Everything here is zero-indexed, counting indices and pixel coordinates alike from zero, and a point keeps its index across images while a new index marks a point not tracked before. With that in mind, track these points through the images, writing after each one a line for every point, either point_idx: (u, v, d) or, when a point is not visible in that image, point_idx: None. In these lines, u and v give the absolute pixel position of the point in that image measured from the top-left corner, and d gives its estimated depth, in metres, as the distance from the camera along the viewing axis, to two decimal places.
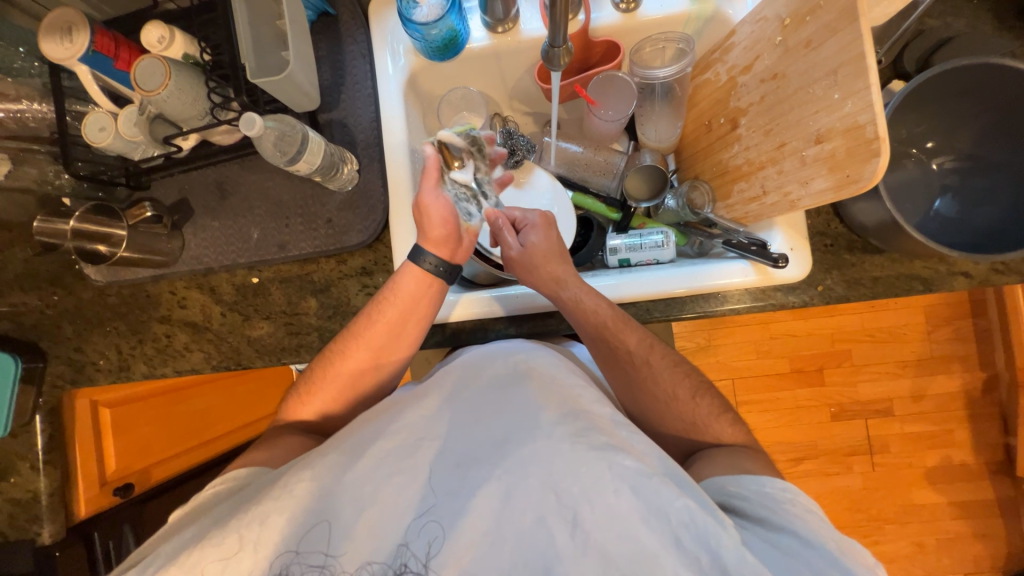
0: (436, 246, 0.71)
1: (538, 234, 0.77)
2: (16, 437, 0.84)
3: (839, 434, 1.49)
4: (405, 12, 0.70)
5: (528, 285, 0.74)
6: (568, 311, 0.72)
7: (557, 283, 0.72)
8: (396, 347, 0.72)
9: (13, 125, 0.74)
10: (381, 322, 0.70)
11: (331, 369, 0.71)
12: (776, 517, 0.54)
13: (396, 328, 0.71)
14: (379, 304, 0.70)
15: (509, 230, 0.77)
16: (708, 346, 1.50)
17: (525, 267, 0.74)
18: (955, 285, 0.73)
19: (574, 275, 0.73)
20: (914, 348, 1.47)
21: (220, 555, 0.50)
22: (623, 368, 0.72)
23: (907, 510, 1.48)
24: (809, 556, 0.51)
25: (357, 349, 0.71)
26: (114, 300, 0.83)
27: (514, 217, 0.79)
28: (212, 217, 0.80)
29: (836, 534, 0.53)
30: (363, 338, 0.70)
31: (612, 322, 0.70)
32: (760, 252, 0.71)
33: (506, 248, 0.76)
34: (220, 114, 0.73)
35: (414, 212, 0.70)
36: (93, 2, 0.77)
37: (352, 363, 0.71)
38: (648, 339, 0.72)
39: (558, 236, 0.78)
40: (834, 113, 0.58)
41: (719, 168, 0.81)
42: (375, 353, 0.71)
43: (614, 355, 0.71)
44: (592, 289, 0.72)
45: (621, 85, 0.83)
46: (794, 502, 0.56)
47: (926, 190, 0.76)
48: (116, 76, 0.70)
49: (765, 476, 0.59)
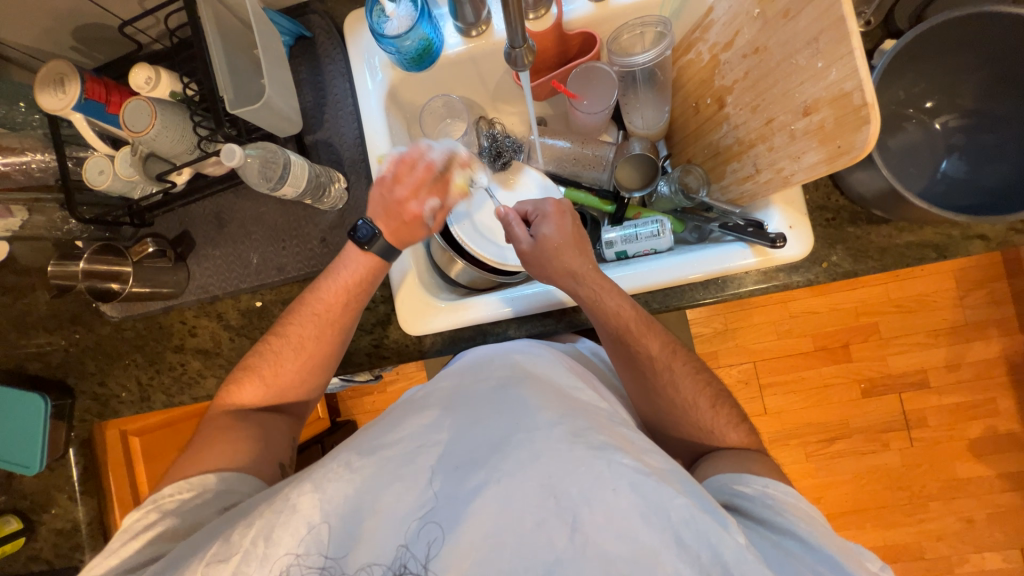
0: (387, 227, 0.71)
1: (551, 225, 0.73)
2: (54, 470, 0.90)
3: (872, 410, 1.43)
4: (377, 28, 0.71)
5: (544, 280, 0.73)
6: (588, 307, 0.70)
7: (574, 278, 0.71)
8: (351, 311, 0.73)
9: (19, 176, 0.76)
10: (338, 286, 0.72)
11: (283, 356, 0.72)
12: (779, 518, 0.55)
13: (352, 302, 0.73)
14: (323, 280, 0.73)
15: (520, 224, 0.75)
16: (726, 331, 1.46)
17: (540, 261, 0.72)
18: (972, 249, 0.69)
19: (591, 271, 0.70)
20: (946, 315, 1.40)
21: (226, 560, 0.50)
22: (642, 372, 0.71)
23: (952, 485, 1.41)
24: (809, 558, 0.52)
25: (300, 325, 0.72)
26: (130, 333, 0.86)
27: (526, 211, 0.77)
28: (213, 246, 0.83)
29: (839, 541, 0.54)
30: (305, 311, 0.72)
31: (635, 327, 0.69)
32: (757, 233, 0.69)
33: (517, 243, 0.74)
34: (207, 146, 0.75)
35: (393, 215, 0.71)
36: (85, 50, 0.81)
37: (306, 339, 0.72)
38: (670, 345, 0.71)
39: (574, 222, 0.74)
40: (819, 82, 0.56)
41: (711, 149, 0.79)
42: (331, 323, 0.72)
43: (635, 358, 0.70)
44: (614, 289, 0.70)
45: (603, 76, 0.82)
46: (796, 506, 0.57)
47: (931, 152, 0.72)
48: (109, 119, 0.73)
49: (769, 478, 0.60)
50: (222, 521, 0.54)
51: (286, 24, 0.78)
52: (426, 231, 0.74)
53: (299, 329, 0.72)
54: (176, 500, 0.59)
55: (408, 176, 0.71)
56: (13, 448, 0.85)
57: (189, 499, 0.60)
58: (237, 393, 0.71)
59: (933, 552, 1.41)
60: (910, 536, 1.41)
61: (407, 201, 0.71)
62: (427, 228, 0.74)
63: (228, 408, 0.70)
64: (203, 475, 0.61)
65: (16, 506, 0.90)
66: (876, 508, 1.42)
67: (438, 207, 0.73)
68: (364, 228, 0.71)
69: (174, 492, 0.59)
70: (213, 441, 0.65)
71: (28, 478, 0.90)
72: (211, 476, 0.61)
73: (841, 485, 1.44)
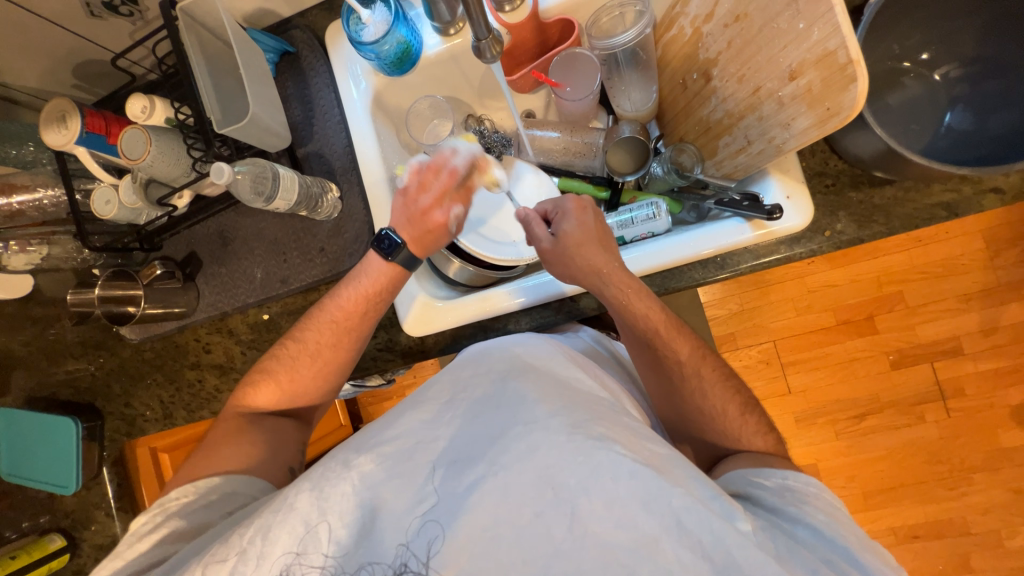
0: (408, 236, 0.72)
1: (572, 220, 0.72)
2: (91, 488, 0.94)
3: (902, 382, 1.37)
4: (355, 36, 0.72)
5: (567, 277, 0.71)
6: (613, 307, 0.70)
7: (600, 277, 0.68)
8: (371, 319, 0.74)
9: (34, 212, 0.80)
10: (358, 294, 0.73)
11: (291, 366, 0.73)
12: (793, 509, 0.55)
13: (366, 310, 0.74)
14: (341, 289, 0.74)
15: (541, 223, 0.74)
16: (741, 311, 1.43)
17: (562, 258, 0.70)
18: (986, 204, 0.66)
19: (619, 270, 0.68)
20: (976, 277, 1.33)
21: (223, 560, 0.51)
22: (669, 376, 0.70)
23: (994, 455, 1.34)
24: (821, 547, 0.52)
25: (320, 333, 0.73)
26: (150, 354, 0.90)
27: (546, 210, 0.76)
28: (219, 264, 0.85)
29: (858, 532, 0.54)
30: (323, 321, 0.73)
31: (665, 330, 0.69)
32: (753, 205, 0.67)
33: (537, 241, 0.73)
34: (202, 167, 0.78)
35: (421, 223, 0.72)
36: (87, 86, 0.85)
37: (313, 349, 0.73)
38: (700, 350, 0.70)
39: (596, 219, 0.72)
40: (802, 44, 0.54)
41: (702, 126, 0.77)
42: (350, 331, 0.74)
43: (662, 362, 0.70)
44: (643, 290, 0.69)
45: (585, 62, 0.81)
46: (817, 497, 0.56)
47: (933, 106, 0.69)
48: (110, 150, 0.76)
49: (790, 471, 0.59)
50: (228, 526, 0.57)
51: (269, 42, 0.80)
52: (450, 238, 0.75)
53: (316, 334, 0.73)
54: (199, 510, 0.61)
55: (433, 183, 0.73)
56: (50, 470, 0.90)
57: (205, 507, 0.62)
58: (252, 402, 0.73)
59: (980, 527, 1.34)
60: (954, 511, 1.35)
61: (431, 209, 0.72)
62: (451, 235, 0.75)
63: (242, 417, 0.72)
64: (207, 479, 0.63)
65: (59, 524, 0.95)
66: (914, 484, 1.36)
67: (460, 213, 0.74)
68: (389, 238, 0.71)
69: (179, 496, 0.62)
70: (232, 450, 0.67)
71: (68, 497, 0.95)
72: (217, 479, 0.64)
73: (875, 462, 1.38)
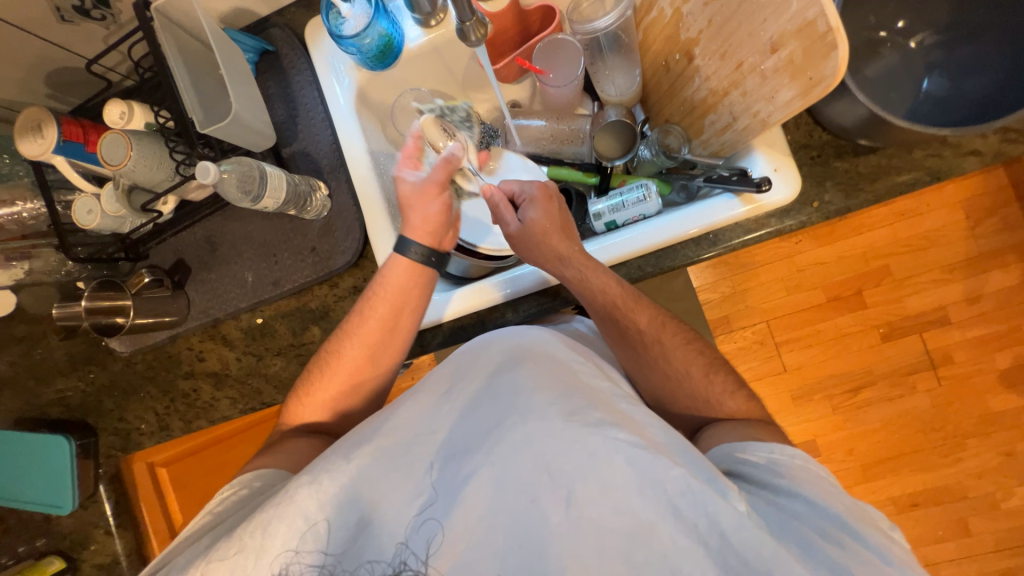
0: (422, 235, 0.72)
1: (538, 209, 0.71)
2: (88, 507, 0.92)
3: (893, 353, 1.40)
4: (335, 30, 0.71)
5: (532, 260, 0.72)
6: (574, 289, 0.70)
7: (560, 261, 0.69)
8: (400, 328, 0.72)
9: (13, 226, 0.78)
10: (386, 298, 0.70)
11: (329, 366, 0.71)
12: (784, 482, 0.55)
13: (386, 322, 0.71)
14: (372, 303, 0.71)
15: (508, 207, 0.72)
16: (733, 293, 1.44)
17: (527, 244, 0.71)
18: (968, 166, 0.67)
19: (578, 252, 0.69)
20: (959, 248, 1.36)
21: (225, 560, 0.50)
22: (633, 347, 0.70)
23: (985, 419, 1.38)
24: (815, 518, 0.52)
25: (353, 346, 0.71)
26: (142, 366, 0.88)
27: (512, 191, 0.74)
28: (208, 270, 0.84)
29: (848, 500, 0.54)
30: (357, 334, 0.71)
31: (623, 302, 0.69)
32: (742, 179, 0.67)
33: (505, 226, 0.73)
34: (185, 169, 0.76)
35: (431, 221, 0.72)
36: (60, 97, 0.83)
37: (337, 351, 0.72)
38: (690, 335, 0.71)
39: (560, 207, 0.73)
40: (781, 16, 0.55)
41: (687, 106, 0.78)
42: (378, 338, 0.71)
43: (625, 335, 0.70)
44: (600, 266, 0.69)
45: (567, 48, 0.82)
46: (803, 469, 0.56)
47: (910, 74, 0.71)
48: (89, 159, 0.74)
49: (774, 443, 0.59)
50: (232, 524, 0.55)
51: (249, 41, 0.79)
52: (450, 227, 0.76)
53: (349, 347, 0.71)
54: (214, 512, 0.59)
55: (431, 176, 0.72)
56: (44, 491, 0.88)
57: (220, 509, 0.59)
58: None
59: (976, 490, 1.37)
60: (949, 476, 1.38)
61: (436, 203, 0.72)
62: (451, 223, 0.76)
63: None
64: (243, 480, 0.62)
65: (57, 547, 0.93)
66: (910, 453, 1.39)
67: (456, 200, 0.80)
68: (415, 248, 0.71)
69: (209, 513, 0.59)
70: None
71: (64, 518, 0.93)
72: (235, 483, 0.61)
73: (872, 433, 1.41)
